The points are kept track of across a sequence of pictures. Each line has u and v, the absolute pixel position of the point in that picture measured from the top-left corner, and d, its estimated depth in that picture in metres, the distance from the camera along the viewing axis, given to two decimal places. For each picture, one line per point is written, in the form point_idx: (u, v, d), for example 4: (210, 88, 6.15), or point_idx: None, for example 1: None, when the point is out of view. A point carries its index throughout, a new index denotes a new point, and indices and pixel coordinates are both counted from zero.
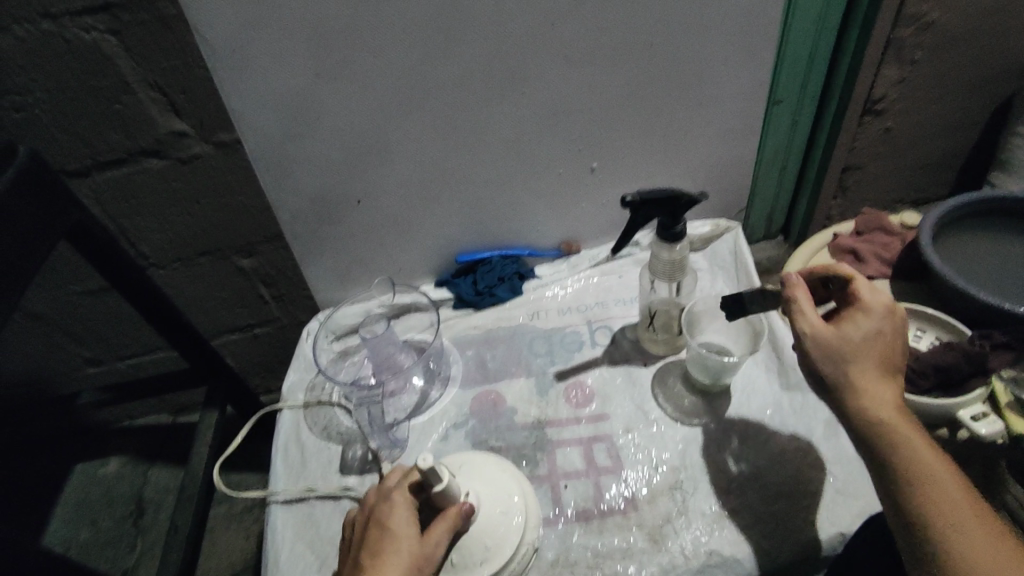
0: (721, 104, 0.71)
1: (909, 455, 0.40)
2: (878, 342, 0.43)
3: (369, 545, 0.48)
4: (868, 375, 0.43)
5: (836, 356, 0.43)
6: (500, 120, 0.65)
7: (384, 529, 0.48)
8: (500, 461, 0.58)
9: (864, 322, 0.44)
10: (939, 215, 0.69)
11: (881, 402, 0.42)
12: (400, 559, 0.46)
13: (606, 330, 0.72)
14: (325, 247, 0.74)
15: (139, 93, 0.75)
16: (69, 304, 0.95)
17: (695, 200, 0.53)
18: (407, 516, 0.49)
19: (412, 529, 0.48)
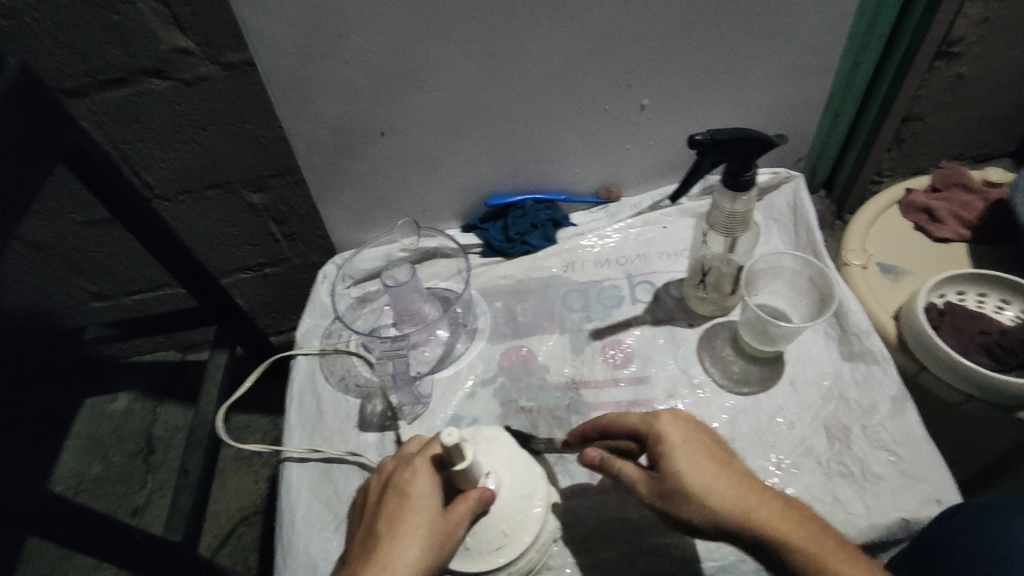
0: (796, 38, 0.62)
1: (785, 534, 0.38)
2: (693, 436, 0.43)
3: (386, 518, 0.43)
4: (707, 472, 0.41)
5: (671, 463, 0.41)
6: (543, 47, 0.57)
7: (404, 503, 0.44)
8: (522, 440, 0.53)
9: (673, 418, 0.44)
10: None
11: (732, 495, 0.40)
12: (417, 540, 0.42)
13: (648, 286, 0.66)
14: (343, 184, 0.68)
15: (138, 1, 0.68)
16: (71, 236, 0.90)
17: (773, 144, 0.46)
18: (431, 490, 0.45)
19: (434, 506, 0.44)
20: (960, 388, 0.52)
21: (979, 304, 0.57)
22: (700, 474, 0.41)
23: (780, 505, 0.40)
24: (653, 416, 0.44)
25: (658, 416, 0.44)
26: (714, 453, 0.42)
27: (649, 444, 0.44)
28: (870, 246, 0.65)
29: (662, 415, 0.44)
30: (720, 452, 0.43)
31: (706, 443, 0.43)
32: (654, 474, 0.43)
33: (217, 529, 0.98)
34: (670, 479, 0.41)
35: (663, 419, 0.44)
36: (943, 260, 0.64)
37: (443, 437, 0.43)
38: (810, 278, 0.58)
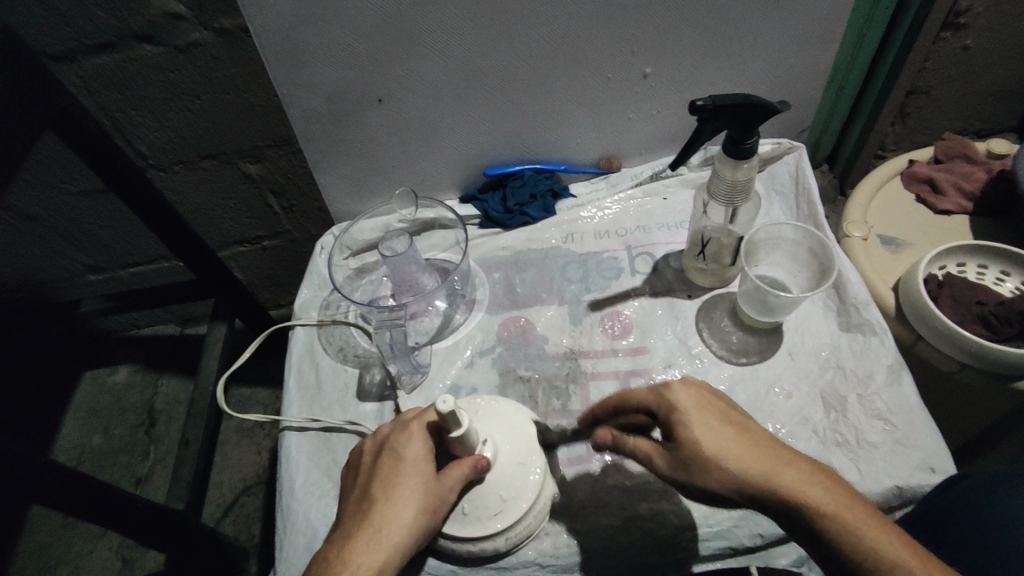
0: (802, 4, 0.60)
1: (807, 495, 0.36)
2: (705, 401, 0.42)
3: (379, 482, 0.44)
4: (725, 435, 0.39)
5: (688, 429, 0.40)
6: (542, 12, 0.56)
7: (397, 467, 0.44)
8: (521, 409, 0.52)
9: (681, 385, 0.42)
10: None
11: (754, 460, 0.38)
12: (411, 502, 0.43)
13: (647, 258, 0.66)
14: (340, 153, 0.67)
15: None
16: (65, 207, 0.89)
17: (776, 110, 0.45)
18: (425, 455, 0.45)
19: (429, 470, 0.45)
20: (956, 359, 0.52)
21: (978, 275, 0.57)
22: (721, 438, 0.39)
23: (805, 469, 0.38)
24: (664, 387, 0.43)
25: (668, 386, 0.43)
26: (729, 417, 0.41)
27: (661, 414, 0.42)
28: (870, 218, 0.65)
29: (672, 385, 0.43)
30: (735, 416, 0.41)
31: (719, 407, 0.41)
32: (670, 445, 0.41)
33: (218, 499, 0.99)
34: (689, 446, 0.40)
35: (674, 387, 0.43)
36: (944, 231, 0.63)
37: (438, 404, 0.42)
38: (809, 250, 0.58)
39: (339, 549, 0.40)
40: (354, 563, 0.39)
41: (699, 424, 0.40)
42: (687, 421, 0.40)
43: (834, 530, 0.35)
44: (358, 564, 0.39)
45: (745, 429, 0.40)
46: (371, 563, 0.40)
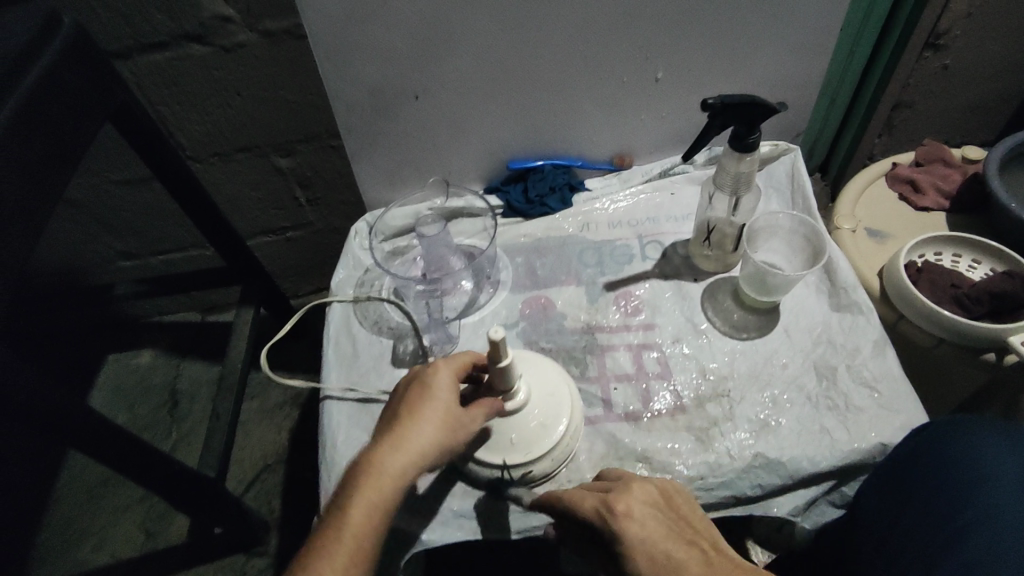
0: (799, 19, 0.68)
1: None
2: (656, 529, 0.43)
3: (409, 403, 0.49)
4: (674, 569, 0.41)
5: (636, 564, 0.41)
6: (569, 19, 0.63)
7: (426, 392, 0.50)
8: (552, 368, 0.59)
9: (631, 516, 0.43)
10: (1009, 147, 0.68)
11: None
12: (435, 421, 0.48)
13: (656, 245, 0.72)
14: (378, 144, 0.73)
15: None
16: (104, 194, 0.94)
17: (777, 110, 0.52)
18: (453, 386, 0.51)
19: (454, 397, 0.50)
20: (933, 333, 0.59)
21: (953, 262, 0.63)
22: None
23: None
24: (610, 508, 0.44)
25: (614, 509, 0.44)
26: (681, 543, 0.42)
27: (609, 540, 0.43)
28: (859, 212, 0.72)
29: (618, 509, 0.44)
30: (688, 544, 0.42)
31: (668, 533, 0.43)
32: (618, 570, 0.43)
33: (240, 476, 1.03)
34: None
35: (619, 513, 0.44)
36: (924, 225, 0.70)
37: (490, 334, 0.48)
38: (804, 236, 0.65)
39: (370, 456, 0.46)
40: (385, 468, 0.45)
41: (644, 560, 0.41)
42: (636, 557, 0.42)
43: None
44: (388, 470, 0.45)
45: (694, 553, 0.42)
46: (400, 471, 0.45)
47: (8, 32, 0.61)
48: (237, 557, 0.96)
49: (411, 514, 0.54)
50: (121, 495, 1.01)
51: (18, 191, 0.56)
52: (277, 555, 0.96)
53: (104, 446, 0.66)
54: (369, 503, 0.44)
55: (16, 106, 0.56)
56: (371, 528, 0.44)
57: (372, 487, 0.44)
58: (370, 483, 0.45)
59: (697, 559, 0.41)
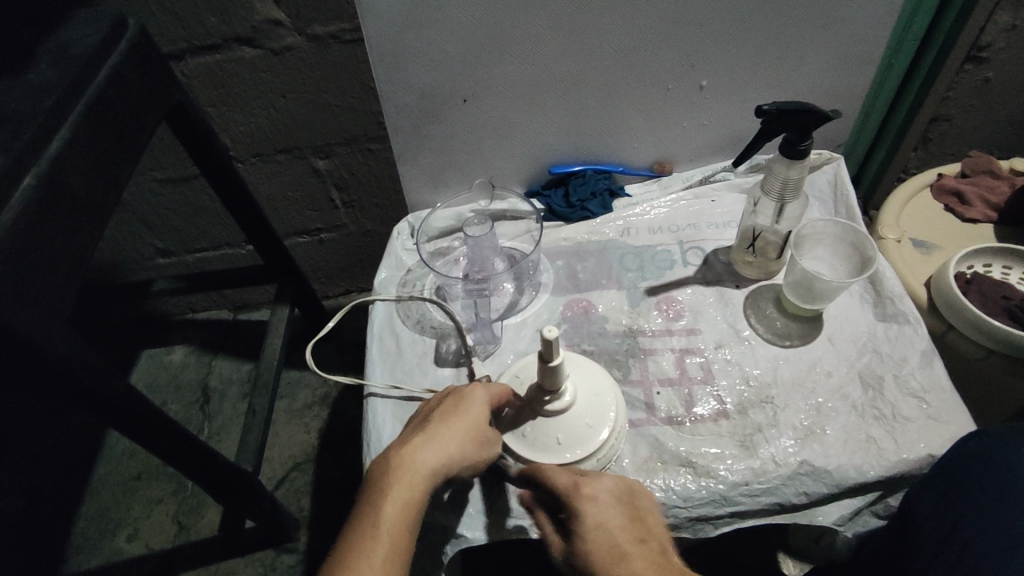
0: (846, 28, 0.68)
1: None
2: (616, 514, 0.45)
3: (441, 411, 0.51)
4: (621, 555, 0.42)
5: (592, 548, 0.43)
6: (618, 26, 0.64)
7: (460, 404, 0.52)
8: (597, 370, 0.59)
9: (596, 498, 0.46)
10: None
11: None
12: (464, 429, 0.50)
13: (698, 251, 0.72)
14: (424, 147, 0.74)
15: None
16: (149, 192, 0.97)
17: (833, 116, 0.52)
18: (487, 401, 0.53)
19: (486, 410, 0.52)
20: (982, 343, 0.58)
21: (1003, 274, 0.63)
22: (615, 558, 0.43)
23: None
24: (575, 491, 0.46)
25: (581, 491, 0.46)
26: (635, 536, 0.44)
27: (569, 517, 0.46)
28: (904, 223, 0.71)
29: (586, 491, 0.46)
30: (642, 532, 0.45)
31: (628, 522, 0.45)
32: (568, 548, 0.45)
33: (270, 473, 1.05)
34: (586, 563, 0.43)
35: (586, 496, 0.46)
36: (971, 237, 0.69)
37: (544, 334, 0.48)
38: (851, 244, 0.65)
39: (399, 450, 0.48)
40: (411, 461, 0.46)
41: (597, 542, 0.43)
42: (590, 539, 0.44)
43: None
44: (418, 464, 0.47)
45: (640, 544, 0.43)
46: (424, 469, 0.46)
47: (79, 32, 0.63)
48: (267, 553, 0.97)
49: (457, 511, 0.54)
50: (154, 488, 1.03)
51: (87, 184, 0.58)
52: (306, 552, 0.96)
53: (154, 436, 0.68)
54: (395, 496, 0.45)
55: (87, 104, 0.59)
56: (397, 519, 0.44)
57: (400, 481, 0.45)
58: (398, 474, 0.46)
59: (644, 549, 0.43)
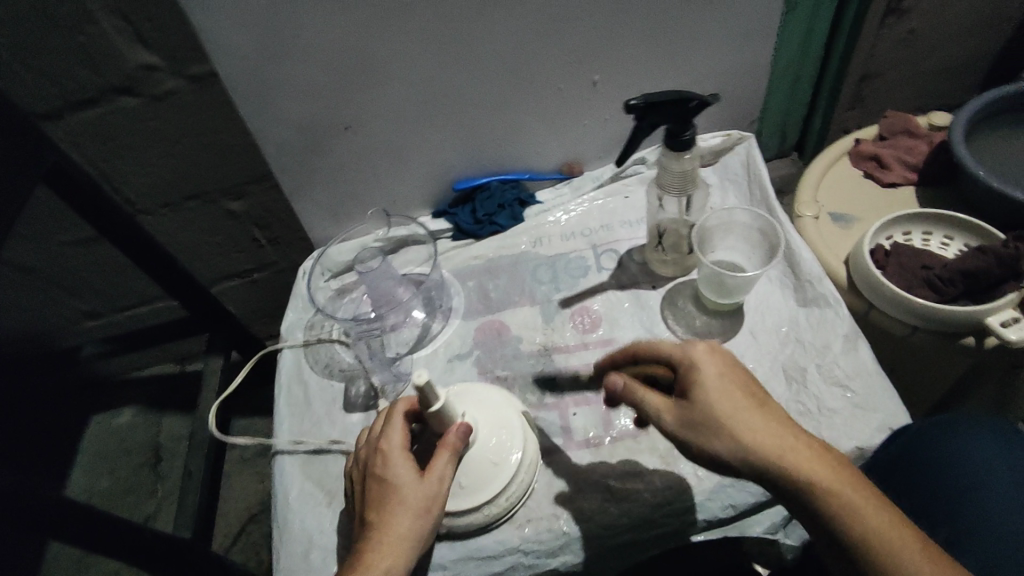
0: (735, 1, 0.64)
1: (819, 475, 0.37)
2: (729, 370, 0.43)
3: (374, 503, 0.46)
4: (740, 406, 0.40)
5: (707, 393, 0.41)
6: (494, 30, 0.60)
7: (384, 484, 0.46)
8: (503, 399, 0.56)
9: (708, 350, 0.44)
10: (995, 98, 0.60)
11: (763, 434, 0.39)
12: (400, 507, 0.45)
13: (612, 254, 0.69)
14: (315, 179, 0.70)
15: (102, 22, 0.67)
16: (54, 256, 0.87)
17: (707, 100, 0.48)
18: (405, 461, 0.47)
19: (410, 473, 0.46)
20: (906, 321, 0.55)
21: (923, 242, 0.59)
22: (732, 408, 0.41)
23: (812, 449, 0.39)
24: (688, 347, 0.45)
25: (692, 348, 0.44)
26: (752, 394, 0.42)
27: (682, 373, 0.44)
28: (823, 196, 0.68)
29: (698, 346, 0.45)
30: (755, 389, 0.42)
31: (742, 378, 0.43)
32: (681, 403, 0.43)
33: (226, 530, 1.01)
34: (701, 408, 0.41)
35: (700, 350, 0.44)
36: (892, 204, 0.66)
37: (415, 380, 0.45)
38: (758, 231, 0.62)
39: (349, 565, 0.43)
40: None
41: (714, 386, 0.41)
42: (703, 388, 0.42)
43: (828, 501, 0.37)
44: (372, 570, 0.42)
45: (756, 400, 0.41)
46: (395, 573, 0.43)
47: None
48: None
49: None
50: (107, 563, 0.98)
51: None
52: None
53: (61, 528, 0.63)
54: None
55: None
56: None
57: None
58: None
59: (761, 404, 0.41)
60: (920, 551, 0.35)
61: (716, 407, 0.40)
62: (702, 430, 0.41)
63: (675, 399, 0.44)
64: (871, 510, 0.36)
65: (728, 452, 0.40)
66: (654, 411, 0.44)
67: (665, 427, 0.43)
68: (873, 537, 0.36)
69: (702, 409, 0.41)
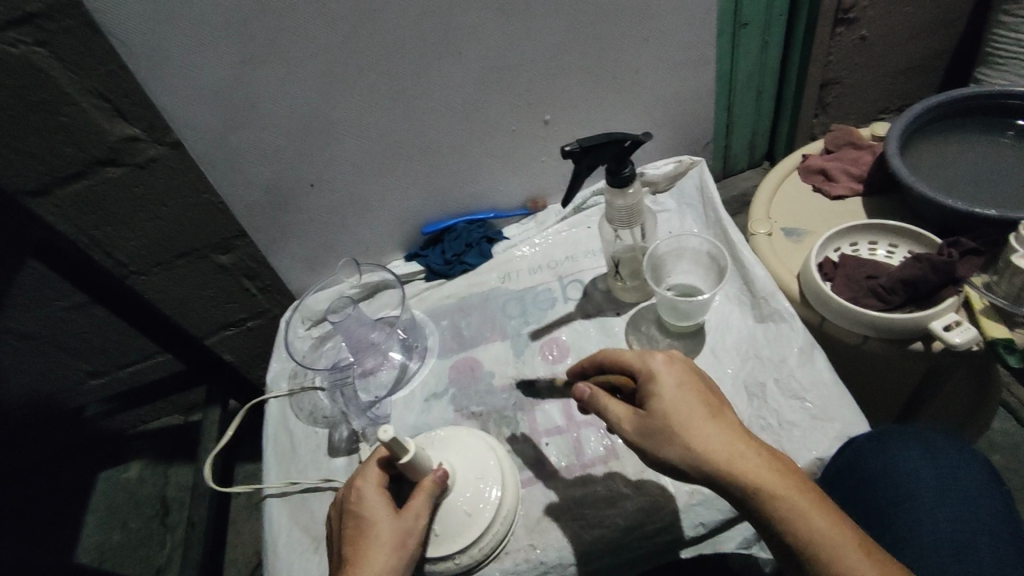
0: (669, 36, 0.68)
1: (768, 483, 0.39)
2: (688, 381, 0.45)
3: (349, 541, 0.47)
4: (694, 416, 0.43)
5: (663, 402, 0.44)
6: (440, 83, 0.63)
7: (360, 522, 0.47)
8: (476, 442, 0.57)
9: (667, 362, 0.46)
10: (924, 110, 0.66)
11: (715, 439, 0.41)
12: (379, 544, 0.46)
13: (577, 284, 0.72)
14: (289, 233, 0.74)
15: (80, 101, 0.61)
16: (56, 323, 0.89)
17: (637, 140, 0.52)
18: (381, 499, 0.48)
19: (386, 511, 0.48)
20: (858, 331, 0.56)
21: (871, 251, 0.62)
22: (687, 417, 0.43)
23: (764, 457, 0.41)
24: (650, 359, 0.47)
25: (652, 358, 0.47)
26: (709, 404, 0.44)
27: (643, 383, 0.47)
28: (775, 213, 0.70)
29: (658, 357, 0.47)
30: (713, 399, 0.44)
31: (700, 388, 0.45)
32: (642, 412, 0.45)
33: None
34: (659, 418, 0.44)
35: (659, 361, 0.47)
36: (841, 215, 0.68)
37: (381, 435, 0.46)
38: (709, 254, 0.64)
39: None
40: None
41: (670, 394, 0.44)
42: (661, 399, 0.44)
43: (776, 503, 0.38)
44: None
45: (713, 410, 0.43)
46: None
47: None
48: None
49: None
50: None
51: None
52: None
53: None
54: None
55: None
56: None
57: None
58: None
59: (717, 415, 0.43)
60: (863, 552, 0.37)
61: (672, 417, 0.43)
62: (660, 439, 0.43)
63: (637, 409, 0.46)
64: (813, 510, 0.38)
65: (684, 459, 0.42)
66: (617, 422, 0.46)
67: (628, 437, 0.45)
68: (815, 539, 0.37)
69: (660, 420, 0.43)
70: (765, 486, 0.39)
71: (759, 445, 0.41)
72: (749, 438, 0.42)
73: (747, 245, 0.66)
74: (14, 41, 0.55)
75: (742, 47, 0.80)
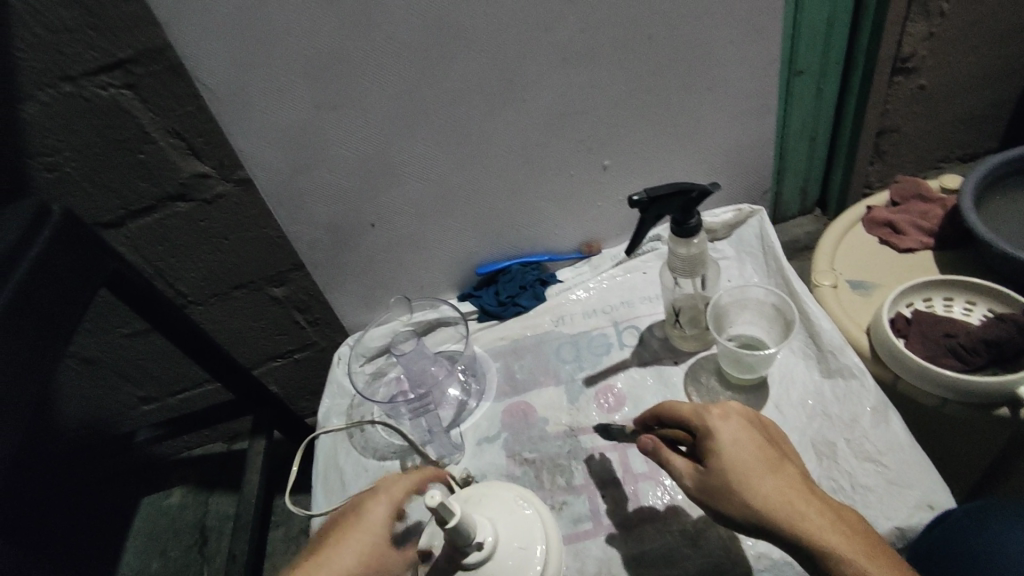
0: (730, 87, 0.68)
1: (833, 544, 0.38)
2: (747, 437, 0.44)
3: (341, 525, 0.51)
4: (754, 473, 0.42)
5: (721, 460, 0.43)
6: (503, 128, 0.64)
7: (357, 520, 0.50)
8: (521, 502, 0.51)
9: (722, 415, 0.45)
10: (997, 163, 0.64)
11: (775, 497, 0.40)
12: (354, 549, 0.48)
13: (633, 330, 0.71)
14: (347, 270, 0.75)
15: (160, 140, 0.64)
16: (116, 349, 0.92)
17: (706, 191, 0.52)
18: (384, 517, 0.50)
19: (382, 529, 0.50)
20: (937, 393, 0.54)
21: (946, 308, 0.59)
22: (748, 474, 0.42)
23: (829, 517, 0.39)
24: (704, 412, 0.46)
25: (708, 411, 0.46)
26: (768, 460, 0.42)
27: (699, 438, 0.45)
28: (838, 265, 0.69)
29: (713, 412, 0.46)
30: (774, 454, 0.43)
31: (760, 443, 0.43)
32: (700, 468, 0.44)
33: None
34: (718, 475, 0.42)
35: (715, 416, 0.45)
36: (910, 270, 0.67)
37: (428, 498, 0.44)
38: (774, 307, 0.64)
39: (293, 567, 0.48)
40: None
41: (728, 452, 0.42)
42: (720, 455, 0.43)
43: (844, 568, 0.37)
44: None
45: (773, 466, 0.42)
46: None
47: None
48: None
49: None
50: None
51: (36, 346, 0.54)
52: None
53: None
54: None
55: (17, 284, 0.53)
56: None
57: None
58: None
59: (777, 471, 0.42)
60: None
61: (731, 473, 0.42)
62: (720, 495, 0.42)
63: (697, 462, 0.45)
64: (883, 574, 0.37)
65: (747, 518, 0.41)
66: (675, 477, 0.46)
67: (689, 492, 0.45)
68: None
69: (718, 476, 0.42)
70: (829, 546, 0.38)
71: (821, 502, 0.40)
72: (811, 493, 0.41)
73: (811, 297, 0.64)
74: (105, 85, 0.59)
75: (799, 96, 0.80)
